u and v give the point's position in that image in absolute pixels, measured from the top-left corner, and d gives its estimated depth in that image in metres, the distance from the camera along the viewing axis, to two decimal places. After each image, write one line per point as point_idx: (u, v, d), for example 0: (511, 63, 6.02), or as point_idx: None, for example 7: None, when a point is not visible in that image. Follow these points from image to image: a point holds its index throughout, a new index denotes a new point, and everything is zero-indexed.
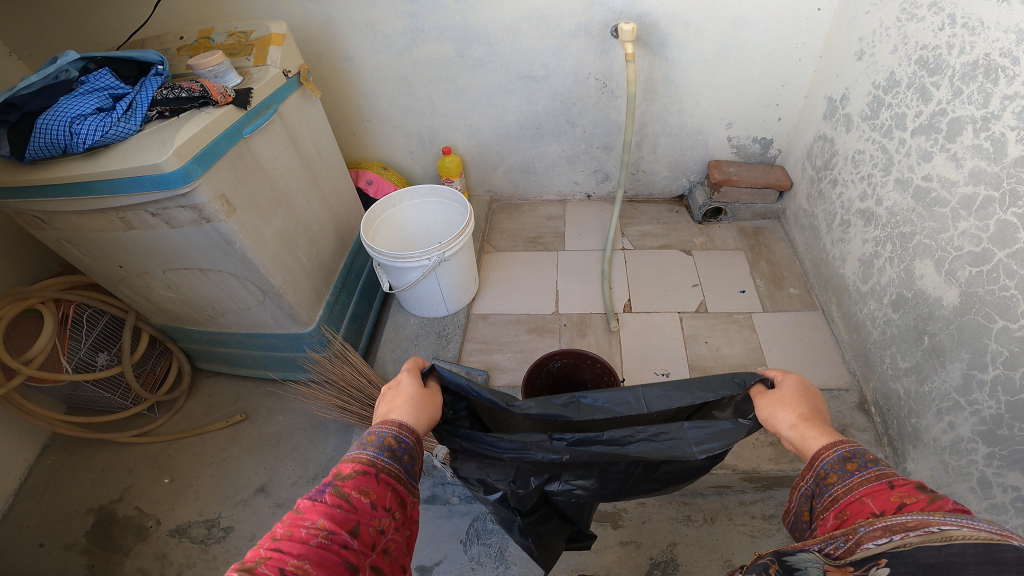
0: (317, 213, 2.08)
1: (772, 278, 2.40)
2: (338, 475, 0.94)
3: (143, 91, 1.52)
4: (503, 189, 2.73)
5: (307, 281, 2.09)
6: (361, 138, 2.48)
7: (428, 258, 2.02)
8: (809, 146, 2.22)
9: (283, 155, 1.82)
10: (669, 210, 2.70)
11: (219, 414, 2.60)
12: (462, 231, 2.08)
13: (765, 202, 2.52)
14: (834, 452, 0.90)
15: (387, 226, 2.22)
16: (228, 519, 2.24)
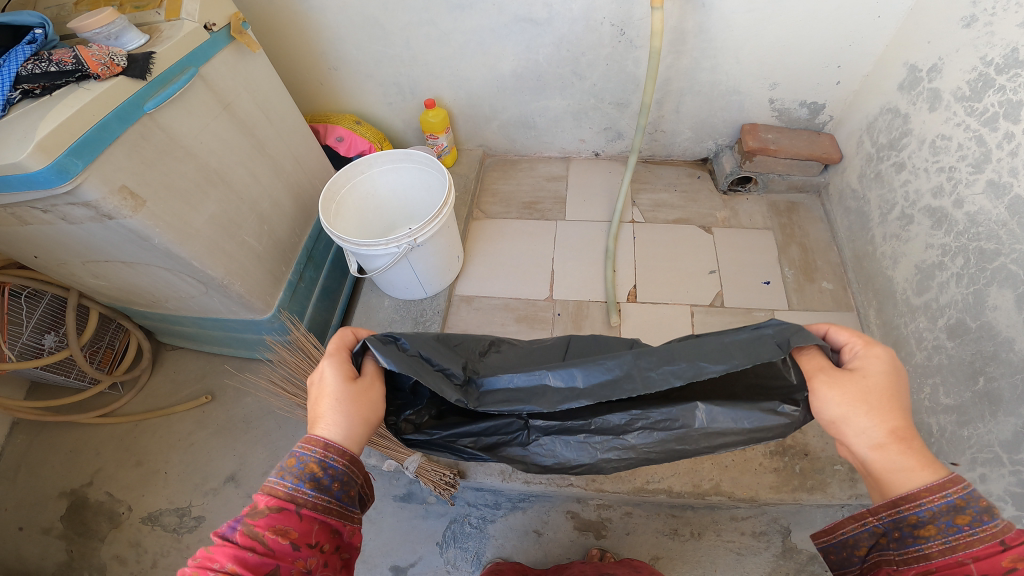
0: (274, 186, 1.71)
1: (804, 269, 1.93)
2: (251, 510, 0.80)
3: (4, 65, 1.17)
4: (497, 145, 2.32)
5: (259, 266, 1.67)
6: (329, 88, 2.10)
7: (396, 245, 1.56)
8: (872, 119, 1.81)
9: (214, 126, 1.46)
10: (688, 174, 2.21)
11: (186, 397, 2.31)
12: (439, 208, 1.61)
13: (804, 175, 2.05)
14: (949, 492, 0.74)
15: (352, 200, 1.82)
16: (199, 508, 2.04)
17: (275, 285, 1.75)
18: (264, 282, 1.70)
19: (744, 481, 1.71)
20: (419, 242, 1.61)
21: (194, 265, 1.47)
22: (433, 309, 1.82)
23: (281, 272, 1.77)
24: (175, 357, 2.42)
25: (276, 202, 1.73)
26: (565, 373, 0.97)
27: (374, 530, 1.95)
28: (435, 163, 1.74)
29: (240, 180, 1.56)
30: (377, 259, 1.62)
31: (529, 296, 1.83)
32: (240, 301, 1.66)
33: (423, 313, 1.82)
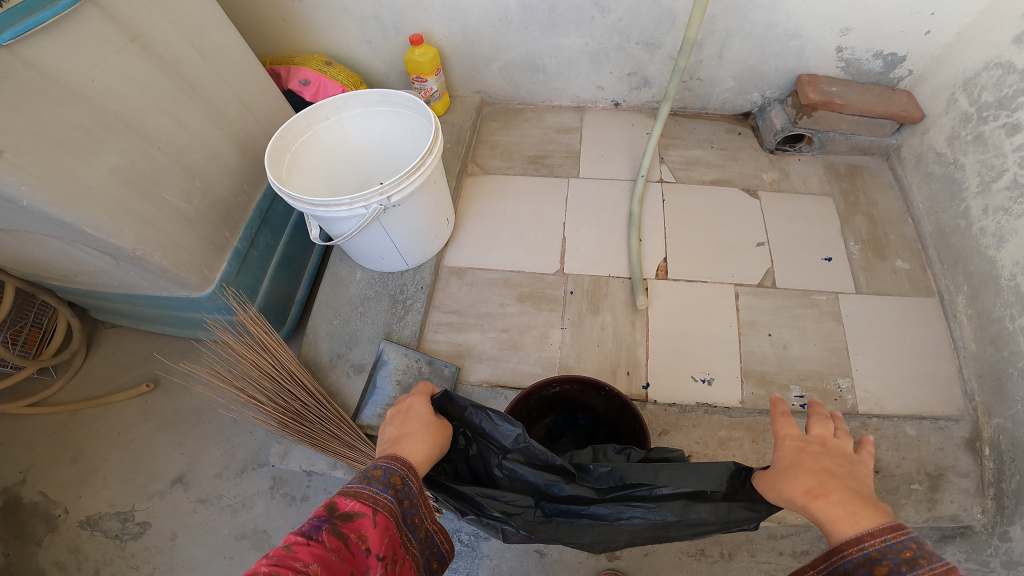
0: (210, 134, 1.33)
1: (872, 242, 1.56)
2: (335, 509, 0.72)
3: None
4: (496, 90, 1.89)
5: (189, 235, 1.29)
6: (292, 19, 1.71)
7: (362, 209, 1.19)
8: (971, 75, 1.41)
9: (114, 62, 1.08)
10: (726, 129, 1.78)
11: (126, 384, 1.93)
12: (423, 161, 1.23)
13: (872, 136, 1.66)
14: (888, 535, 0.65)
15: (314, 149, 1.45)
16: (144, 513, 1.71)
17: (217, 256, 1.37)
18: (199, 253, 1.32)
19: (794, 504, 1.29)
20: (395, 205, 1.24)
21: (92, 234, 1.09)
22: (416, 284, 1.48)
23: (224, 239, 1.39)
24: (114, 336, 2.04)
25: (214, 155, 1.35)
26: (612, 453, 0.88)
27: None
28: (419, 105, 1.35)
29: (156, 126, 1.18)
30: (342, 225, 1.26)
31: (535, 267, 1.47)
32: (166, 277, 1.29)
33: (403, 288, 1.48)
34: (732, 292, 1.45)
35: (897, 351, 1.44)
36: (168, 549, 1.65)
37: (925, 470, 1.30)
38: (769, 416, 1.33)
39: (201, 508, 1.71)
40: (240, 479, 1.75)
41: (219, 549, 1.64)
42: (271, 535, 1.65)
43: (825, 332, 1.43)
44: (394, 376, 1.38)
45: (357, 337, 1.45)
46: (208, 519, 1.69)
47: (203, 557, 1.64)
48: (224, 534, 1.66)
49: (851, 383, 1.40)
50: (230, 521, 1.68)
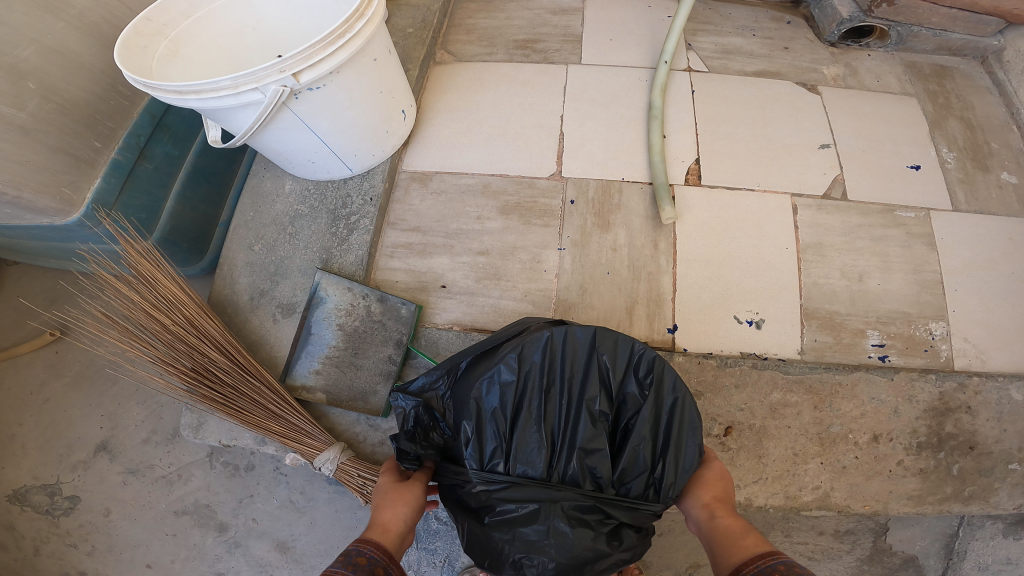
0: (47, 28, 0.93)
1: (969, 149, 1.18)
2: None
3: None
4: None
5: (30, 152, 0.93)
6: None
7: (256, 90, 0.83)
8: None
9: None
10: (771, 17, 1.34)
11: (36, 317, 1.40)
12: (344, 26, 0.84)
13: (969, 32, 1.26)
14: (760, 563, 0.64)
15: (211, 37, 1.03)
16: (71, 486, 1.28)
17: (82, 172, 1.01)
18: (49, 169, 0.96)
19: (866, 490, 0.94)
20: (311, 92, 0.88)
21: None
22: (363, 195, 1.10)
23: (93, 152, 1.02)
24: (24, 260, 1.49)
25: (57, 48, 0.95)
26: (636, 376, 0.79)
27: (305, 523, 1.22)
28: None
29: None
30: (236, 122, 0.90)
31: (524, 168, 1.10)
32: (4, 201, 0.94)
33: (345, 201, 1.10)
34: (790, 204, 1.08)
35: (1016, 289, 1.06)
36: (105, 526, 1.25)
37: None
38: (841, 371, 0.98)
39: (132, 480, 1.27)
40: (173, 446, 1.29)
41: (158, 526, 1.25)
42: (217, 511, 1.24)
43: (911, 258, 1.07)
44: (334, 320, 1.01)
45: (285, 268, 1.07)
46: (142, 494, 1.26)
47: (152, 538, 1.25)
48: (161, 509, 1.25)
49: (947, 329, 1.03)
50: (167, 494, 1.26)
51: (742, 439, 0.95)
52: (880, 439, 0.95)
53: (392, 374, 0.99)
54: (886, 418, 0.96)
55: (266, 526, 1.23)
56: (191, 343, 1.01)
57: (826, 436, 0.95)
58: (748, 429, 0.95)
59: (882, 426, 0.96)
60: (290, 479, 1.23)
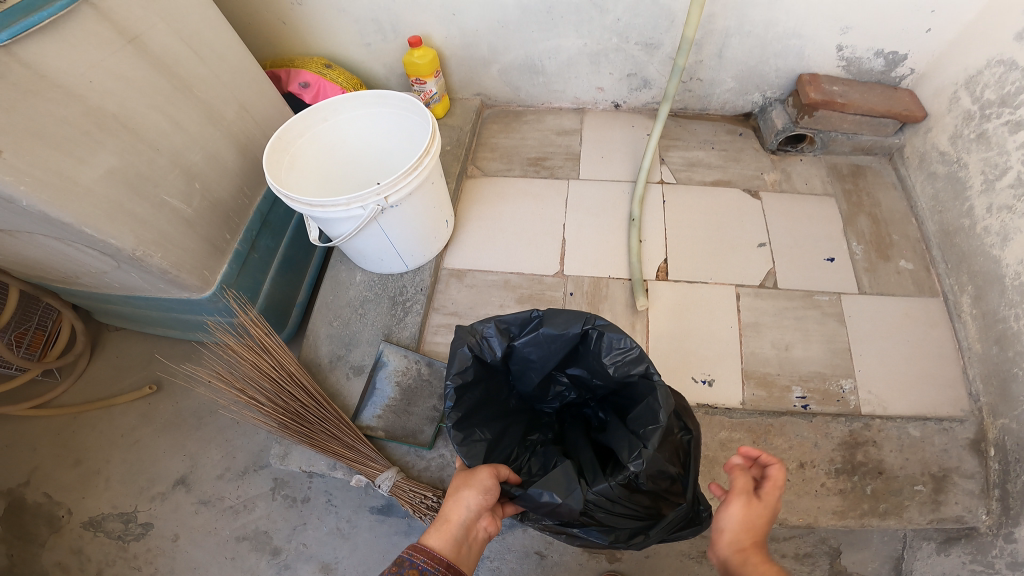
0: (210, 137, 1.35)
1: (876, 243, 1.55)
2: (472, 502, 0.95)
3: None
4: (498, 93, 1.87)
5: (190, 235, 1.31)
6: (292, 22, 1.70)
7: (360, 208, 1.18)
8: (981, 69, 1.38)
9: (113, 59, 1.08)
10: (728, 130, 1.80)
11: (136, 379, 1.86)
12: (419, 160, 1.21)
13: (875, 135, 1.66)
14: None
15: (314, 151, 1.42)
16: (146, 514, 1.62)
17: (215, 256, 1.39)
18: (198, 256, 1.34)
19: (799, 505, 1.23)
20: (392, 207, 1.25)
21: (87, 233, 1.09)
22: (416, 286, 1.49)
23: (224, 242, 1.42)
24: (119, 337, 1.96)
25: (212, 156, 1.36)
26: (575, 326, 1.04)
27: (348, 547, 1.53)
28: (419, 104, 1.32)
29: (154, 129, 1.19)
30: (338, 226, 1.26)
31: (534, 270, 1.48)
32: (165, 279, 1.31)
33: (402, 291, 1.48)
34: (734, 293, 1.46)
35: (906, 350, 1.40)
36: (171, 550, 1.56)
37: (929, 471, 1.26)
38: (771, 416, 1.32)
39: (202, 510, 1.62)
40: (242, 480, 1.66)
41: (218, 550, 1.55)
42: (273, 537, 1.56)
43: (828, 334, 1.42)
44: (393, 378, 1.38)
45: (357, 338, 1.44)
46: (209, 521, 1.60)
47: (200, 563, 1.54)
48: (224, 535, 1.57)
49: (855, 384, 1.36)
50: (232, 522, 1.59)
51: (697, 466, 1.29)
52: (805, 466, 1.27)
53: (438, 420, 1.35)
54: (809, 449, 1.28)
55: (314, 550, 1.53)
56: (285, 391, 1.35)
57: None
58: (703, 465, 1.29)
59: (806, 456, 1.27)
60: (338, 509, 1.57)
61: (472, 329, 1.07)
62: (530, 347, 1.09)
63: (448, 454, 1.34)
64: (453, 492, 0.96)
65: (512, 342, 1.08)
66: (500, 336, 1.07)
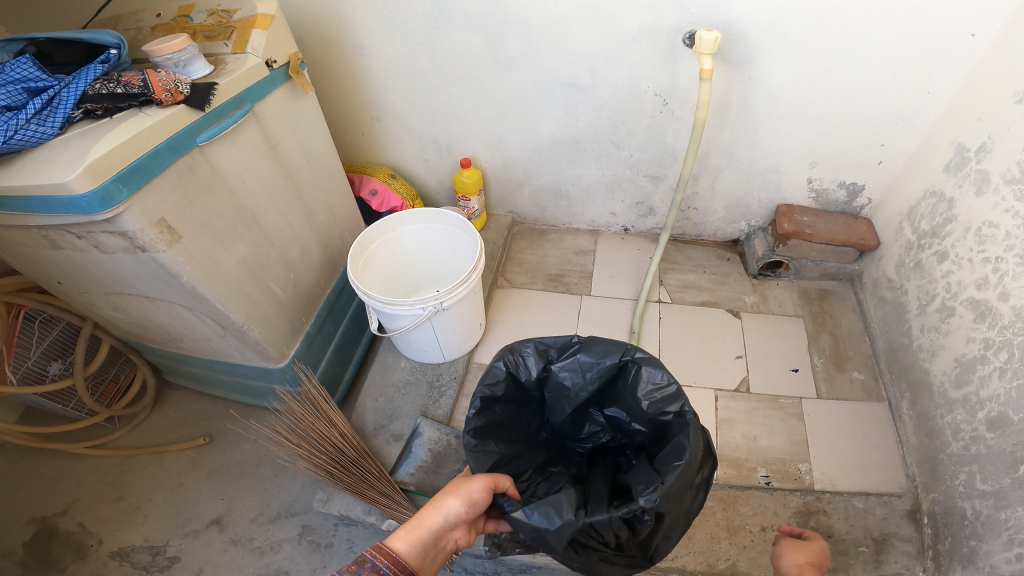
0: (303, 235, 1.78)
1: (834, 356, 1.86)
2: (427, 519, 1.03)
3: (73, 85, 1.20)
4: (528, 212, 2.31)
5: (279, 315, 1.75)
6: (370, 138, 2.12)
7: (421, 308, 1.61)
8: (914, 203, 1.70)
9: (255, 164, 1.49)
10: (718, 255, 2.19)
11: (188, 433, 2.14)
12: (467, 276, 1.65)
13: (838, 261, 1.99)
14: None
15: (383, 256, 1.90)
16: (175, 549, 1.84)
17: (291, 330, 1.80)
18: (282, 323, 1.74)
19: (761, 561, 1.48)
20: (443, 309, 1.68)
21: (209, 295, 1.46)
22: (450, 374, 1.86)
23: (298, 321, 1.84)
24: (178, 395, 2.26)
25: (301, 246, 1.77)
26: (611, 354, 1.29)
27: None
28: (468, 227, 1.82)
29: (268, 221, 1.60)
30: (399, 319, 1.68)
31: None
32: (254, 344, 1.69)
33: (439, 377, 1.86)
34: (711, 395, 1.78)
35: (856, 442, 1.68)
36: None
37: (872, 536, 1.50)
38: (738, 489, 1.61)
39: (231, 548, 1.83)
40: (273, 526, 1.88)
41: None
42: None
43: (790, 428, 1.71)
44: (427, 445, 1.69)
45: (397, 412, 1.77)
46: (235, 559, 1.80)
47: None
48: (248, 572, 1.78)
49: (809, 467, 1.64)
50: (257, 561, 1.80)
51: None
52: (766, 529, 1.53)
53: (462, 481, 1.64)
54: (770, 516, 1.55)
55: None
56: (335, 444, 1.65)
57: (731, 526, 1.54)
58: None
59: (767, 521, 1.54)
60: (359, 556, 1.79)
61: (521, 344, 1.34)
62: (570, 371, 1.34)
63: None
64: (435, 499, 1.06)
65: (546, 368, 1.35)
66: (536, 363, 1.34)
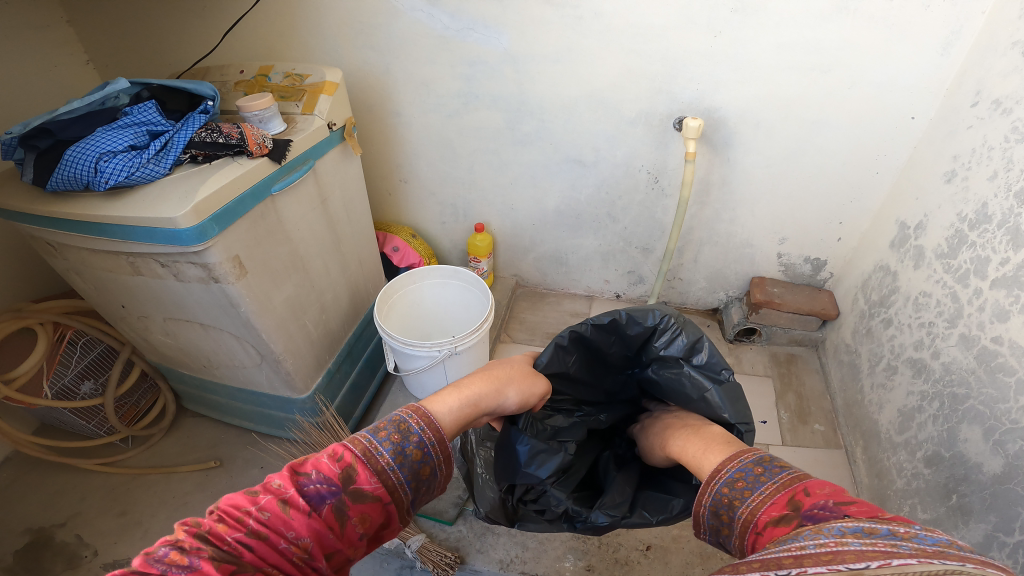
0: (338, 281, 2.00)
1: (798, 411, 2.10)
2: (361, 494, 0.85)
3: (182, 131, 1.42)
4: (530, 276, 2.59)
5: (309, 350, 1.90)
6: (395, 197, 2.41)
7: (438, 350, 1.84)
8: (867, 277, 1.98)
9: (309, 214, 1.71)
10: (699, 322, 2.46)
11: (197, 456, 2.23)
12: (480, 325, 1.90)
13: (804, 329, 2.26)
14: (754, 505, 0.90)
15: (403, 304, 2.14)
16: None
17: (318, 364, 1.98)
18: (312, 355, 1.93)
19: None
20: (456, 354, 1.91)
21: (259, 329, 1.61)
22: None
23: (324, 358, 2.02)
24: (193, 421, 2.37)
25: (336, 290, 1.99)
26: (725, 380, 1.21)
27: None
28: (481, 285, 2.08)
29: (314, 268, 1.81)
30: (416, 360, 1.91)
31: None
32: (285, 378, 1.85)
33: None
34: None
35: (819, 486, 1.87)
36: None
37: None
38: None
39: None
40: None
41: None
42: None
43: None
44: None
45: None
46: None
47: None
48: None
49: None
50: None
51: (655, 552, 1.77)
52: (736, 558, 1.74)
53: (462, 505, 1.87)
54: None
55: None
56: None
57: (704, 553, 1.76)
58: (658, 548, 1.78)
59: None
60: None
61: (645, 311, 1.33)
62: (670, 350, 1.30)
63: (465, 529, 1.82)
64: (499, 385, 1.15)
65: (679, 360, 1.28)
66: (676, 342, 1.29)
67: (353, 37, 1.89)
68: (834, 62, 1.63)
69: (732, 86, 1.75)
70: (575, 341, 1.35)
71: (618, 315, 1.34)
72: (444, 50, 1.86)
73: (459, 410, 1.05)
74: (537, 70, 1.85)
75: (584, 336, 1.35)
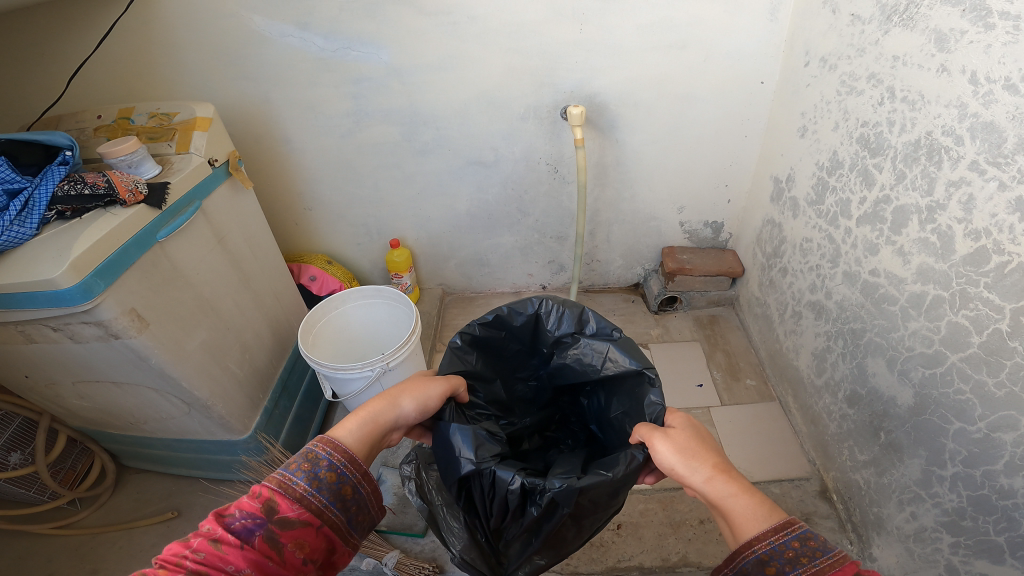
0: (255, 316, 1.99)
1: (729, 369, 2.19)
2: (286, 520, 0.87)
3: (42, 186, 1.38)
4: (455, 282, 2.62)
5: (239, 390, 1.88)
6: (303, 227, 2.40)
7: (371, 368, 1.86)
8: (759, 232, 2.09)
9: (208, 254, 1.71)
10: (625, 299, 2.54)
11: (153, 508, 2.19)
12: (409, 337, 1.92)
13: (718, 290, 2.36)
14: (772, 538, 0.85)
15: (329, 330, 2.14)
16: None
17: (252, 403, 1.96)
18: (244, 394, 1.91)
19: (707, 550, 1.74)
20: (391, 369, 1.93)
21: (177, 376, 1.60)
22: None
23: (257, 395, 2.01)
24: (138, 477, 2.33)
25: (255, 325, 1.99)
26: (619, 337, 1.26)
27: None
28: (405, 298, 2.10)
29: (225, 308, 1.80)
30: (352, 383, 1.92)
31: None
32: (219, 421, 1.83)
33: None
34: None
35: (762, 439, 1.95)
36: None
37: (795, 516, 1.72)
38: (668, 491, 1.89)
39: None
40: None
41: None
42: None
43: None
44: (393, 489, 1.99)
45: None
46: None
47: None
48: None
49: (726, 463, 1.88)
50: None
51: (627, 529, 1.80)
52: (705, 521, 1.81)
53: None
54: (704, 508, 1.84)
55: None
56: None
57: (674, 523, 1.81)
58: (627, 525, 1.82)
59: (703, 514, 1.82)
60: None
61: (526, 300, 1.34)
62: (562, 331, 1.33)
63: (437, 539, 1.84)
64: (393, 395, 1.11)
65: (575, 336, 1.32)
66: (564, 320, 1.32)
67: (225, 70, 1.86)
68: (688, 37, 1.73)
69: (607, 71, 1.82)
70: (470, 345, 1.33)
71: (500, 310, 1.34)
72: (324, 73, 1.87)
73: (360, 437, 1.04)
74: (422, 81, 1.89)
75: (476, 339, 1.34)
